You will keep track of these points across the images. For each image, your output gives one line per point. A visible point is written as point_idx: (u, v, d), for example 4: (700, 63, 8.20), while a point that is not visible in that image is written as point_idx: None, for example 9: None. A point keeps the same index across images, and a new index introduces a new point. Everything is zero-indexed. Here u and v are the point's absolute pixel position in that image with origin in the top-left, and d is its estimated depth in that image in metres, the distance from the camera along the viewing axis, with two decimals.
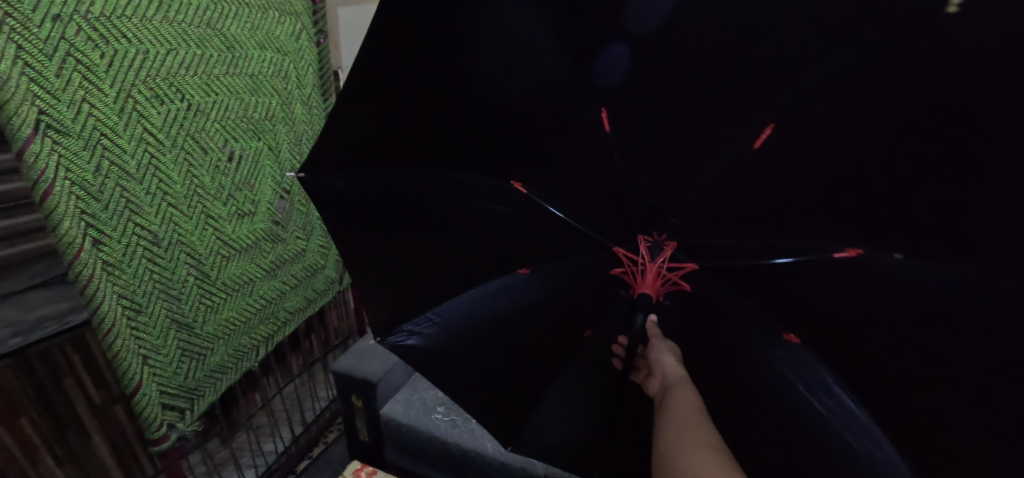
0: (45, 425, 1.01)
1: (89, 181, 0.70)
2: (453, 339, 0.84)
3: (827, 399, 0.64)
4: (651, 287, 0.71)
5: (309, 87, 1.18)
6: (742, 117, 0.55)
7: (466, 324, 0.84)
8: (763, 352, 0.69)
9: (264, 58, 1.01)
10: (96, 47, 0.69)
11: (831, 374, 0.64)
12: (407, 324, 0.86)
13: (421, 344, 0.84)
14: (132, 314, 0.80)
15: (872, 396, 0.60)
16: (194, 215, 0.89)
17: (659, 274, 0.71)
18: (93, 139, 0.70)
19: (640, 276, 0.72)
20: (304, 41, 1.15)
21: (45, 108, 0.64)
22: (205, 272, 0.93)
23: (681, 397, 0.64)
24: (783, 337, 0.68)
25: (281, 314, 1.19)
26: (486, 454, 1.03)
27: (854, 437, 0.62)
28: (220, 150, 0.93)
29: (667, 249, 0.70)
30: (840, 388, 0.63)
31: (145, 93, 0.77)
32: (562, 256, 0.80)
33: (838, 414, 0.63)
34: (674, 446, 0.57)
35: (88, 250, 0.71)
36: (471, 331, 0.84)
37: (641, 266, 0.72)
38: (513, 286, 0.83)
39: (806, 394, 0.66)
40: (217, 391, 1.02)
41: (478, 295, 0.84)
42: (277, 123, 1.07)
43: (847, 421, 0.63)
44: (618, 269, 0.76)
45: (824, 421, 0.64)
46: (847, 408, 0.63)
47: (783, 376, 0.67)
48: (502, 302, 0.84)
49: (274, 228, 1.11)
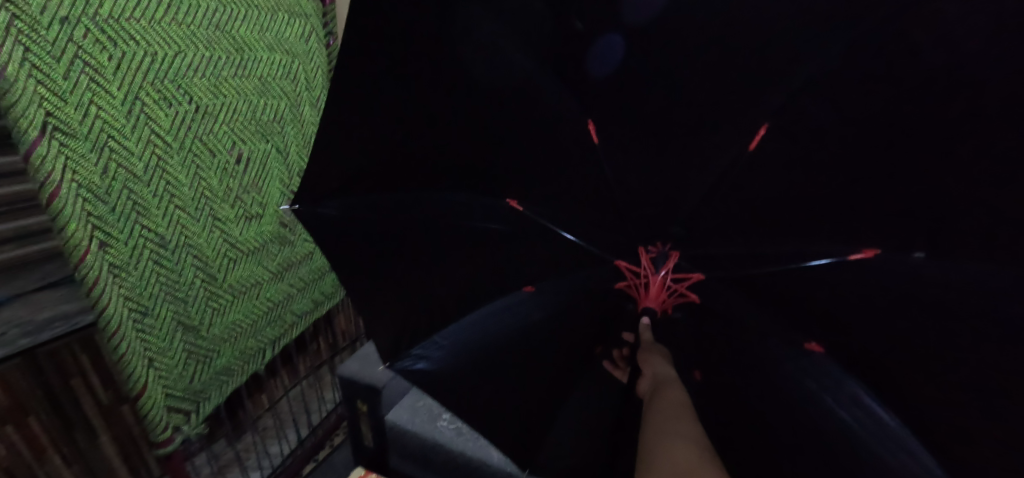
0: (53, 426, 1.01)
1: (95, 182, 0.70)
2: (462, 362, 0.81)
3: (854, 409, 0.62)
4: (655, 299, 0.76)
5: (319, 89, 1.18)
6: (741, 122, 0.59)
7: (474, 345, 0.82)
8: (781, 359, 0.69)
9: (274, 59, 1.01)
10: (103, 49, 0.68)
11: (864, 386, 0.62)
12: (417, 348, 0.83)
13: (429, 368, 0.81)
14: (139, 316, 0.80)
15: (901, 413, 0.58)
16: (201, 217, 0.89)
17: (665, 286, 0.76)
18: (100, 142, 0.70)
19: (645, 290, 0.77)
20: (313, 43, 1.14)
21: (52, 111, 0.63)
22: (212, 275, 0.93)
23: (671, 393, 0.68)
24: (806, 346, 0.67)
25: (288, 317, 1.18)
26: (492, 464, 1.01)
27: (886, 450, 0.59)
28: (228, 152, 0.93)
29: (671, 260, 0.76)
30: (872, 400, 0.61)
31: (153, 95, 0.77)
32: (571, 270, 0.82)
33: (868, 425, 0.61)
34: (669, 440, 0.59)
35: (95, 252, 0.71)
36: (481, 353, 0.82)
37: (645, 279, 0.78)
38: (520, 303, 0.83)
39: (831, 403, 0.64)
40: (223, 394, 1.02)
41: (488, 315, 0.83)
42: (285, 126, 1.07)
43: (881, 437, 0.60)
44: (623, 283, 0.81)
45: (856, 434, 0.61)
46: (878, 418, 0.61)
47: (812, 385, 0.66)
48: (512, 322, 0.82)
49: (282, 231, 1.11)
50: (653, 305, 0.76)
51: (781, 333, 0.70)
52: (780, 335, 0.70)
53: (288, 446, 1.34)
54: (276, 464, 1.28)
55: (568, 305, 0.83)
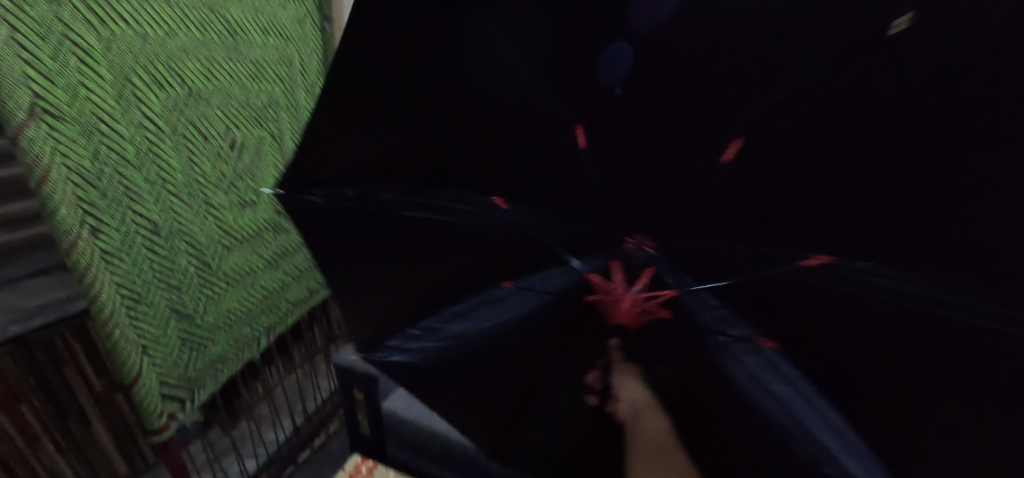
0: (45, 412, 1.01)
1: (86, 167, 0.68)
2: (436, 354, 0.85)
3: (799, 402, 0.62)
4: (626, 315, 0.71)
5: (313, 73, 1.15)
6: None
7: (449, 338, 0.84)
8: (737, 361, 0.65)
9: (266, 42, 0.98)
10: (92, 29, 0.66)
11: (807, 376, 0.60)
12: (392, 340, 0.89)
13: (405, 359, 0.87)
14: (133, 304, 0.79)
15: None
16: (194, 204, 0.88)
17: (636, 305, 0.69)
18: (90, 125, 0.68)
19: (618, 306, 0.71)
20: (307, 26, 1.11)
21: (40, 92, 0.61)
22: (205, 262, 0.92)
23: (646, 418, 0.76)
24: (760, 342, 0.62)
25: (283, 305, 1.17)
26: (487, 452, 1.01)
27: (825, 437, 0.62)
28: (221, 137, 0.91)
29: (643, 277, 0.66)
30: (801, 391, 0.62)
31: (143, 78, 0.75)
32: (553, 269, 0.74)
33: (812, 415, 0.62)
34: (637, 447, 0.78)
35: (86, 238, 0.70)
36: (453, 346, 0.83)
37: (617, 296, 0.70)
38: (500, 300, 0.79)
39: (780, 398, 0.64)
40: (218, 382, 1.01)
41: (469, 308, 0.82)
42: (279, 111, 1.05)
43: (804, 421, 0.63)
44: (592, 297, 0.72)
45: (801, 424, 0.63)
46: (821, 408, 0.61)
47: (749, 377, 0.65)
48: (491, 317, 0.80)
49: (276, 218, 1.09)
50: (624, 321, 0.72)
51: (738, 329, 0.64)
52: (732, 331, 0.64)
53: (283, 434, 1.33)
54: (270, 453, 1.27)
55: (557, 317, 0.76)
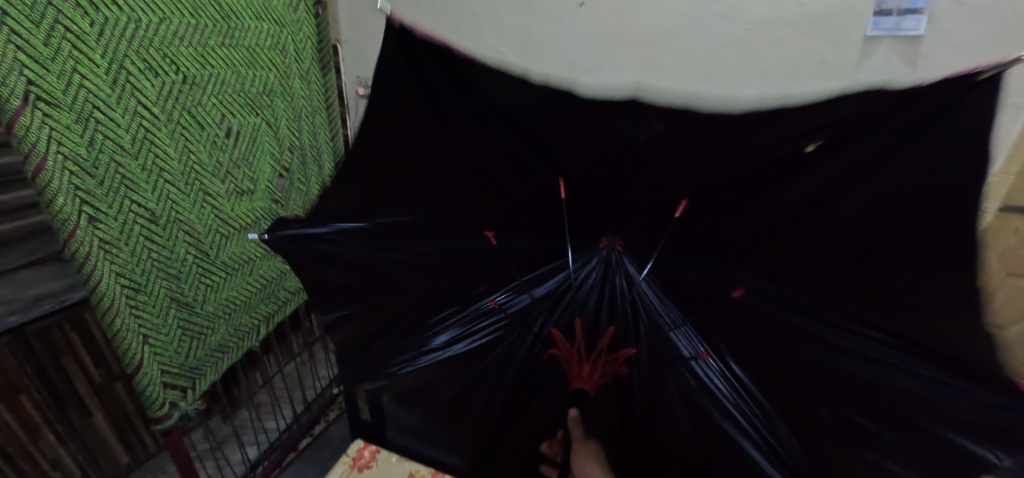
0: (47, 404, 0.99)
1: (82, 155, 0.68)
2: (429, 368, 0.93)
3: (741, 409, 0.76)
4: (586, 381, 0.78)
5: (308, 61, 1.14)
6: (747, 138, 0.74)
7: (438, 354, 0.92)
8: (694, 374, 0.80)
9: (262, 29, 0.97)
10: (86, 14, 0.66)
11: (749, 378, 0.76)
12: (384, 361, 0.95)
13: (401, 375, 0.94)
14: (132, 293, 0.79)
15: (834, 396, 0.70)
16: (193, 193, 0.87)
17: (596, 366, 0.80)
18: (85, 112, 0.68)
19: (579, 370, 0.80)
20: (302, 12, 1.10)
21: (33, 79, 0.61)
22: (204, 251, 0.92)
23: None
24: (702, 355, 0.79)
25: (282, 294, 1.17)
26: None
27: (768, 440, 0.74)
28: (218, 125, 0.90)
29: (608, 333, 0.83)
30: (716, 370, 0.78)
31: (138, 65, 0.74)
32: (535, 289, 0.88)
33: (755, 422, 0.75)
34: None
35: (85, 226, 0.70)
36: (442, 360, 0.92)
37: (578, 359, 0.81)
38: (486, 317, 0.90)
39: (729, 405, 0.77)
40: (219, 371, 1.02)
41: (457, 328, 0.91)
42: (275, 99, 1.04)
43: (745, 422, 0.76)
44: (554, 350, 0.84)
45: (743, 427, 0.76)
46: (763, 413, 0.74)
47: (696, 377, 0.80)
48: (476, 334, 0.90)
49: (274, 207, 1.09)
50: (584, 386, 0.78)
51: (692, 339, 0.80)
52: (689, 341, 0.80)
53: (284, 422, 1.34)
54: (272, 441, 1.29)
55: (538, 331, 0.88)
